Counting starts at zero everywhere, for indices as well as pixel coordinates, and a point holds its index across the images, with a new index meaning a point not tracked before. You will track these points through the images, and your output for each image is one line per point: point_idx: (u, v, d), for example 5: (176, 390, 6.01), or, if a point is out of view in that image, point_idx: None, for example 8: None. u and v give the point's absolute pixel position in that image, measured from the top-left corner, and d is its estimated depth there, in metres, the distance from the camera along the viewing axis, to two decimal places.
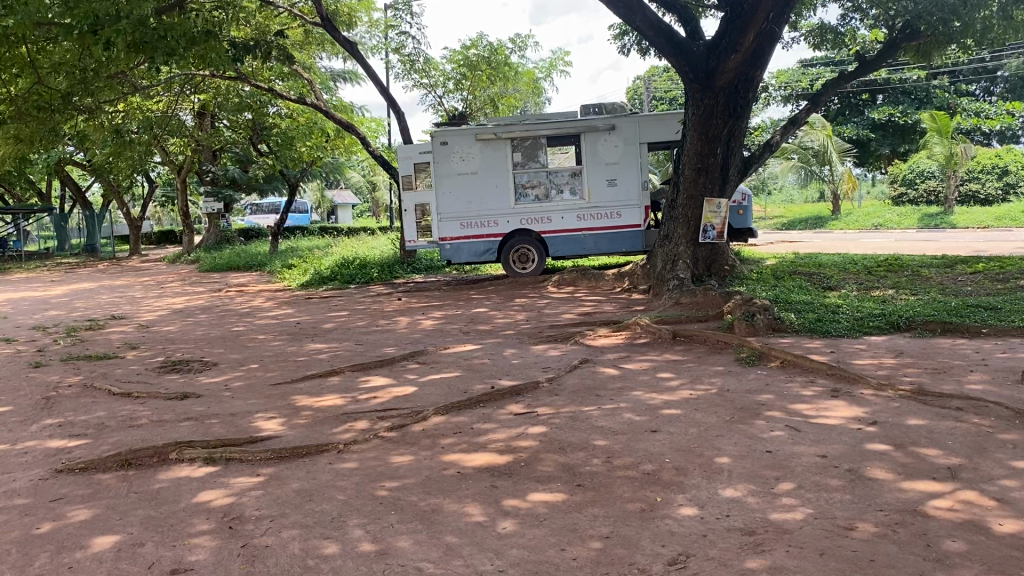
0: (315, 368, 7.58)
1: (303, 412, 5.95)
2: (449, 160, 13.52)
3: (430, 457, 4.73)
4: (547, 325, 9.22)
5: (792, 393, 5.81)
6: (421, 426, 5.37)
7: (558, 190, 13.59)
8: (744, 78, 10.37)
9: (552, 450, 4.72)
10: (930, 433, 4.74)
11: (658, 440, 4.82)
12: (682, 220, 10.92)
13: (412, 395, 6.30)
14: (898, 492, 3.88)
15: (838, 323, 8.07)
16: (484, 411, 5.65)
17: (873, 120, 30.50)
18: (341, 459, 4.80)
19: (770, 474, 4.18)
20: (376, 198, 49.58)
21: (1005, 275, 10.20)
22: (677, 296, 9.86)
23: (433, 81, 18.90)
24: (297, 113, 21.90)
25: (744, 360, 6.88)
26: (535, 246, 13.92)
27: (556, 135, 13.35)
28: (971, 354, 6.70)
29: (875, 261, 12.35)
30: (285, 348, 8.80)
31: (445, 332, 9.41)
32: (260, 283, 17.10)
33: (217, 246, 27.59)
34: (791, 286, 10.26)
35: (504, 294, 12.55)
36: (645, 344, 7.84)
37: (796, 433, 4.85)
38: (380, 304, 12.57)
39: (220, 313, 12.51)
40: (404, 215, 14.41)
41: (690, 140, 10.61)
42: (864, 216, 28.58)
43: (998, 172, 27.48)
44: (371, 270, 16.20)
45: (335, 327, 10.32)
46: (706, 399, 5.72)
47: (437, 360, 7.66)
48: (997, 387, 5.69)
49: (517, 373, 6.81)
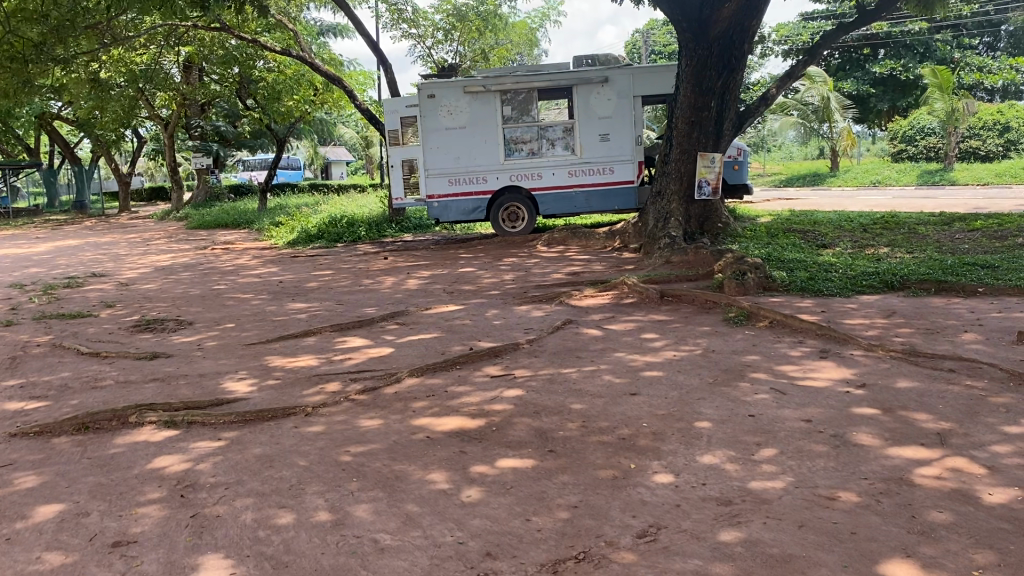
0: (292, 328, 7.37)
1: (273, 373, 5.76)
2: (437, 114, 13.18)
3: (399, 421, 4.54)
4: (534, 284, 9.02)
5: (779, 353, 5.61)
6: (394, 389, 5.18)
7: (550, 145, 13.28)
8: (739, 28, 10.02)
9: (527, 413, 4.53)
10: (920, 396, 4.56)
11: (637, 403, 4.63)
12: (675, 175, 10.62)
13: (388, 356, 6.11)
14: (885, 459, 3.69)
15: (830, 282, 7.85)
16: (460, 373, 5.47)
17: (875, 76, 30.03)
18: (307, 423, 4.60)
19: (751, 440, 4.00)
20: (369, 154, 49.03)
21: (1003, 233, 9.98)
22: (668, 255, 9.64)
23: (423, 32, 18.45)
24: (285, 66, 21.44)
25: (731, 320, 6.68)
26: (525, 204, 13.66)
27: (548, 88, 13.03)
28: (966, 314, 6.50)
29: (871, 219, 12.12)
30: (264, 308, 8.58)
31: (429, 292, 9.19)
32: (247, 241, 16.82)
33: (207, 204, 27.22)
34: (785, 244, 10.03)
35: (492, 253, 12.31)
36: (632, 304, 7.63)
37: (780, 396, 4.66)
38: (366, 263, 12.33)
39: (203, 270, 12.26)
40: (392, 170, 14.03)
41: (683, 93, 10.31)
42: (863, 173, 28.25)
43: (999, 128, 27.11)
44: (359, 228, 15.94)
45: (318, 286, 10.09)
46: (691, 360, 5.53)
47: (418, 320, 7.44)
48: (991, 348, 5.49)
49: (498, 334, 6.60)
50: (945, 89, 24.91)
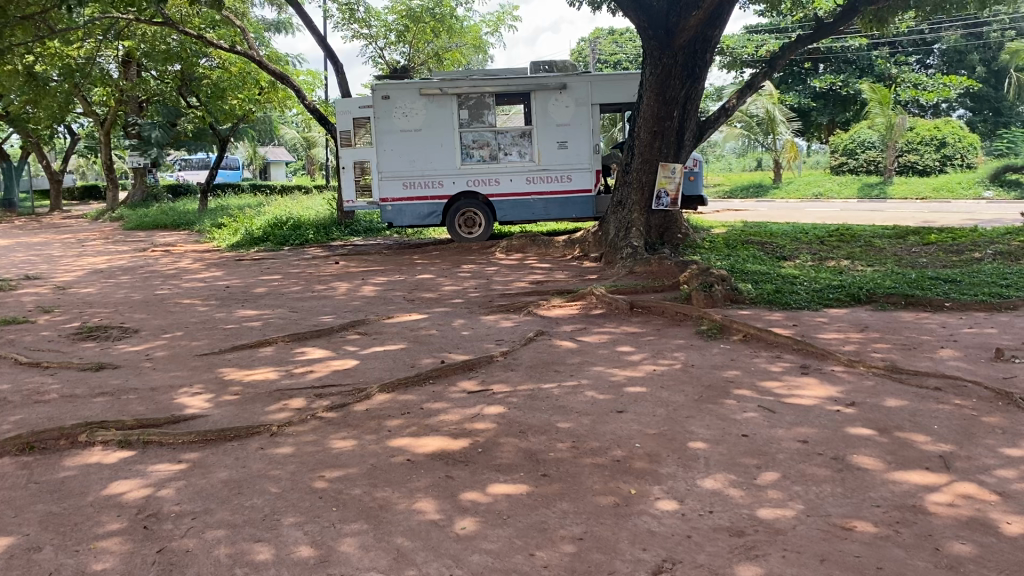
0: (247, 337, 7.00)
1: (231, 388, 5.41)
2: (392, 116, 12.90)
3: (375, 442, 4.25)
4: (497, 293, 8.79)
5: (761, 369, 5.48)
6: (365, 406, 4.89)
7: (506, 152, 13.08)
8: (702, 38, 9.95)
9: (511, 433, 4.31)
10: (912, 415, 4.46)
11: (625, 422, 4.43)
12: (636, 185, 10.49)
13: (354, 369, 5.80)
14: (892, 483, 3.55)
15: (797, 295, 7.79)
16: (433, 389, 5.20)
17: (816, 89, 30.59)
18: (274, 443, 4.30)
19: (750, 462, 3.83)
20: (311, 156, 48.25)
21: (959, 247, 10.11)
22: (631, 265, 9.50)
23: (374, 32, 18.13)
24: (229, 62, 20.82)
25: (705, 334, 6.53)
26: (483, 210, 13.40)
27: (504, 93, 12.83)
28: (938, 329, 6.48)
29: (827, 231, 12.20)
30: (213, 314, 8.17)
31: (388, 300, 8.88)
32: (189, 243, 16.22)
33: (143, 204, 26.32)
34: (745, 255, 9.98)
35: (449, 259, 12.03)
36: (601, 315, 7.46)
37: (772, 414, 4.51)
38: (316, 268, 11.94)
39: (143, 273, 11.73)
40: (344, 172, 13.76)
41: (646, 101, 10.17)
42: (805, 185, 28.75)
43: (936, 143, 27.79)
44: (307, 232, 15.51)
45: (269, 292, 9.69)
46: (672, 376, 5.35)
47: (380, 330, 7.15)
48: (971, 365, 5.45)
49: (467, 346, 6.36)
50: (884, 104, 25.54)
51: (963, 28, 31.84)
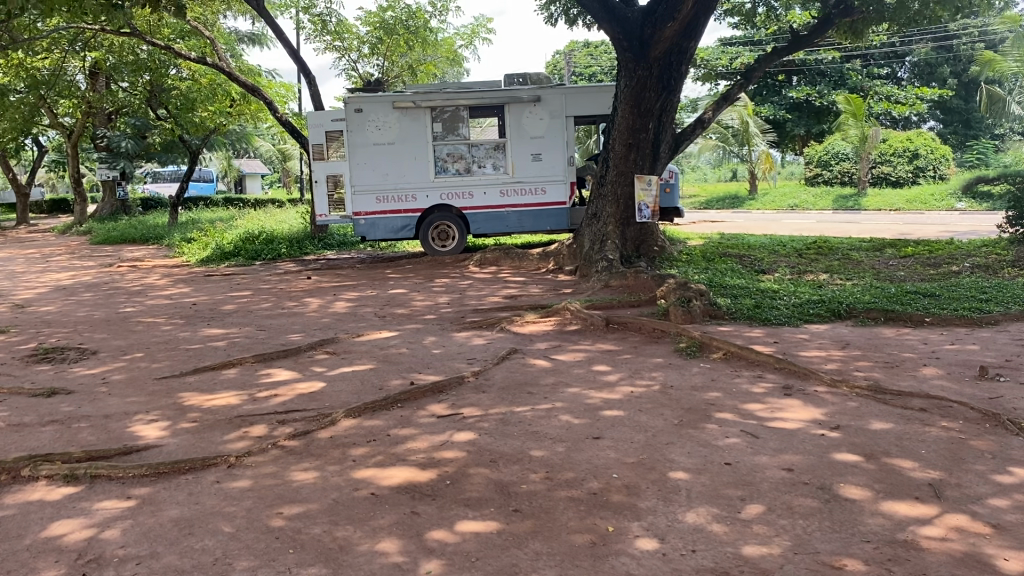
0: (210, 358, 6.74)
1: (189, 414, 5.15)
2: (364, 130, 12.69)
3: (338, 474, 4.03)
4: (471, 309, 8.58)
5: (742, 390, 5.30)
6: (330, 433, 4.66)
7: (480, 165, 12.89)
8: (677, 50, 9.84)
9: (482, 463, 4.10)
10: (899, 440, 4.29)
11: (602, 450, 4.24)
12: (612, 197, 10.31)
13: (320, 393, 5.56)
14: (881, 515, 3.38)
15: (777, 310, 7.65)
16: (402, 413, 4.98)
17: (791, 101, 30.73)
18: (230, 476, 4.05)
19: (733, 493, 3.64)
20: (286, 168, 47.88)
21: (936, 260, 10.03)
22: (606, 279, 9.33)
23: (347, 45, 17.91)
24: (199, 73, 20.47)
25: (683, 352, 6.36)
26: (456, 222, 13.20)
27: (478, 105, 12.65)
28: (920, 346, 6.34)
29: (804, 243, 12.10)
30: (176, 334, 7.89)
31: (359, 317, 8.64)
32: (157, 258, 15.86)
33: (113, 217, 25.86)
34: (723, 269, 9.83)
35: (422, 273, 11.81)
36: (576, 332, 7.27)
37: (754, 440, 4.33)
38: (287, 283, 11.67)
39: (107, 290, 11.40)
40: (317, 186, 13.40)
41: (620, 113, 10.02)
42: (780, 196, 28.85)
43: (909, 155, 27.96)
44: (279, 246, 15.24)
45: (236, 309, 9.41)
46: (650, 398, 5.16)
47: (349, 349, 6.91)
48: (955, 383, 5.31)
49: (438, 366, 6.14)
50: (858, 117, 25.68)
51: (933, 42, 32.15)
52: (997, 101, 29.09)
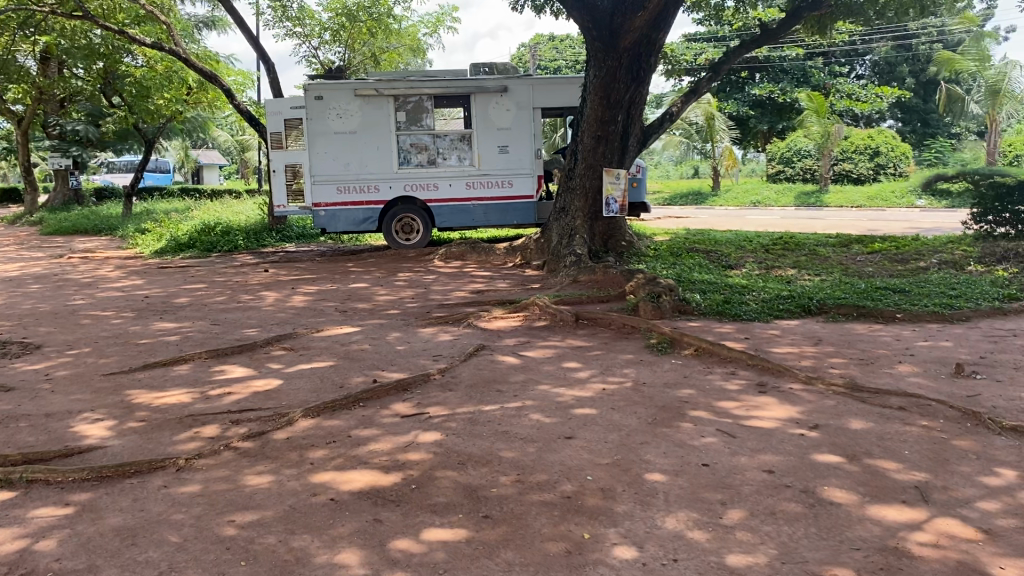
0: (161, 354, 6.43)
1: (136, 413, 4.86)
2: (325, 117, 12.40)
3: (295, 478, 3.79)
4: (435, 304, 8.35)
5: (716, 387, 5.14)
6: (287, 434, 4.41)
7: (445, 156, 12.65)
8: (647, 41, 9.67)
9: (449, 466, 3.88)
10: (880, 440, 4.16)
11: (574, 451, 4.04)
12: (580, 191, 10.16)
13: (277, 391, 5.30)
14: (868, 521, 3.22)
15: (747, 306, 7.52)
16: (364, 413, 4.74)
17: (754, 97, 30.79)
18: (178, 481, 3.79)
19: (714, 497, 3.46)
20: (245, 159, 47.07)
21: (903, 256, 10.00)
22: (574, 273, 9.16)
23: (309, 31, 17.56)
24: (155, 60, 19.89)
25: (654, 348, 6.19)
26: (420, 215, 12.95)
27: (443, 95, 12.41)
28: (893, 343, 6.25)
29: (771, 239, 12.04)
30: (127, 328, 7.55)
31: (319, 311, 8.36)
32: (110, 249, 15.35)
33: (66, 208, 25.14)
34: (692, 264, 9.71)
35: (385, 267, 11.54)
36: (544, 328, 7.07)
37: (731, 439, 4.16)
38: (244, 276, 11.33)
39: (56, 282, 10.96)
40: (274, 175, 12.90)
41: (589, 105, 9.84)
42: (743, 193, 28.96)
43: (870, 152, 28.21)
44: (237, 238, 14.85)
45: (191, 302, 9.07)
46: (623, 396, 4.99)
47: (308, 345, 6.64)
48: (932, 381, 5.20)
49: (402, 363, 5.91)
50: (821, 114, 25.82)
51: (893, 41, 32.42)
52: (956, 100, 29.45)
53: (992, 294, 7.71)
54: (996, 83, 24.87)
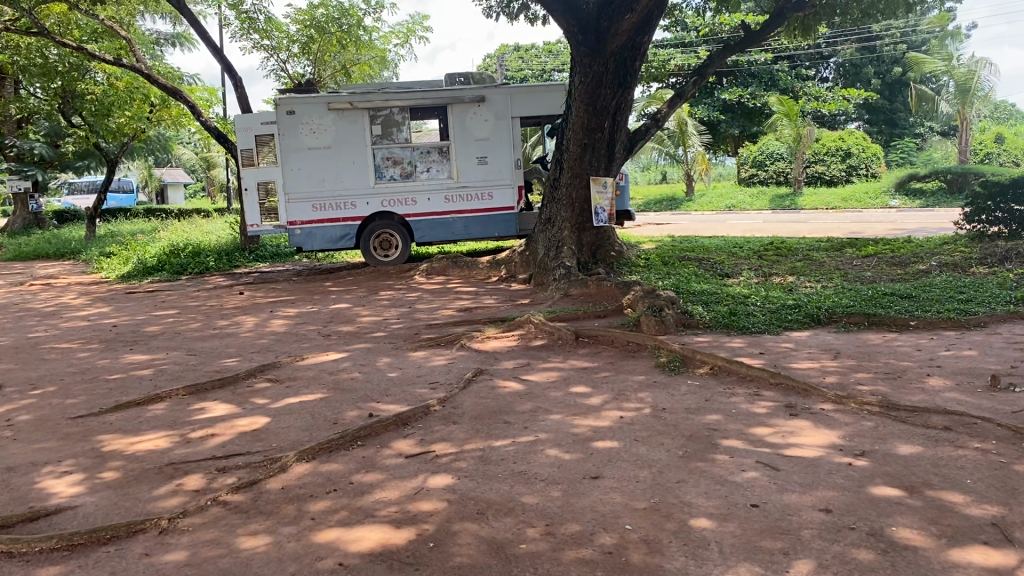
0: (134, 391, 5.92)
1: (110, 463, 4.38)
2: (297, 133, 11.93)
3: (295, 539, 3.34)
4: (424, 325, 7.91)
5: (742, 411, 4.77)
6: (280, 483, 3.96)
7: (423, 168, 12.23)
8: (632, 45, 9.35)
9: (467, 516, 3.46)
10: (935, 466, 3.80)
11: (606, 493, 3.64)
12: (566, 202, 9.79)
13: (264, 430, 4.84)
14: (955, 570, 2.85)
15: (753, 317, 7.16)
16: (362, 455, 4.30)
17: (723, 102, 30.58)
18: (161, 546, 3.33)
19: (773, 546, 3.08)
20: (208, 175, 46.15)
21: (901, 258, 9.76)
22: (565, 287, 8.77)
23: (276, 44, 17.14)
24: (115, 76, 19.23)
25: (664, 367, 5.80)
26: (398, 230, 12.52)
27: (418, 106, 11.99)
28: (914, 353, 5.93)
29: (760, 244, 11.76)
30: (95, 362, 7.02)
31: (300, 336, 7.88)
32: (73, 274, 14.70)
33: (25, 231, 24.28)
34: (686, 273, 9.37)
35: (364, 285, 11.09)
36: (542, 348, 6.66)
37: (775, 473, 3.78)
38: (217, 299, 10.80)
39: (16, 313, 10.35)
40: (246, 194, 12.38)
41: (575, 111, 9.50)
42: (717, 198, 28.78)
43: (841, 154, 28.19)
44: (206, 259, 14.29)
45: (162, 331, 8.54)
46: (644, 424, 4.59)
47: (293, 376, 6.17)
48: (968, 396, 4.88)
49: (397, 393, 5.47)
50: (792, 117, 25.71)
51: (857, 42, 32.36)
52: (925, 100, 29.49)
53: (1002, 298, 7.44)
54: (966, 82, 24.93)
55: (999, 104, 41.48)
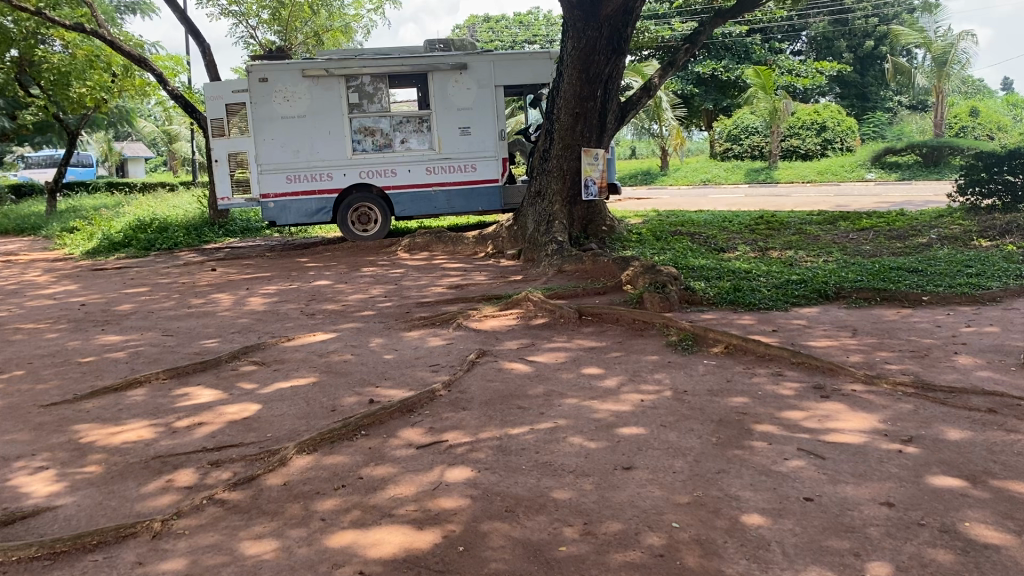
0: (110, 376, 5.50)
1: (89, 457, 3.98)
2: (270, 101, 11.45)
3: (307, 544, 2.99)
4: (414, 302, 7.54)
5: (770, 393, 4.48)
6: (282, 478, 3.60)
7: (403, 139, 11.79)
8: (626, 9, 8.98)
9: (494, 515, 3.14)
10: (992, 453, 3.55)
11: (645, 487, 3.33)
12: (557, 173, 9.44)
13: (257, 419, 4.47)
14: None
15: (759, 293, 6.88)
16: (368, 446, 3.95)
17: (696, 76, 30.26)
18: (155, 554, 2.96)
19: (841, 546, 2.80)
20: (171, 150, 44.96)
21: (898, 232, 9.57)
22: (559, 263, 8.45)
23: (245, 10, 16.55)
24: (75, 44, 18.40)
25: (677, 346, 5.50)
26: (377, 204, 12.09)
27: (397, 74, 11.55)
28: (935, 330, 5.69)
29: (750, 218, 11.51)
30: (65, 344, 6.57)
31: (283, 315, 7.47)
32: (35, 251, 14.06)
33: None
34: (681, 248, 9.09)
35: (344, 261, 10.68)
36: (544, 326, 6.33)
37: (823, 462, 3.50)
38: (190, 276, 10.32)
39: None
40: (216, 166, 11.76)
41: (567, 79, 9.14)
42: (692, 172, 28.56)
43: (816, 127, 28.01)
44: (175, 234, 13.73)
45: (134, 310, 8.08)
46: (668, 408, 4.29)
47: (282, 358, 5.79)
48: (1004, 375, 4.64)
49: (397, 377, 5.12)
50: (768, 90, 25.43)
51: (829, 15, 32.18)
52: (900, 73, 29.38)
53: (1012, 271, 7.24)
54: (943, 54, 24.88)
55: (969, 77, 41.57)
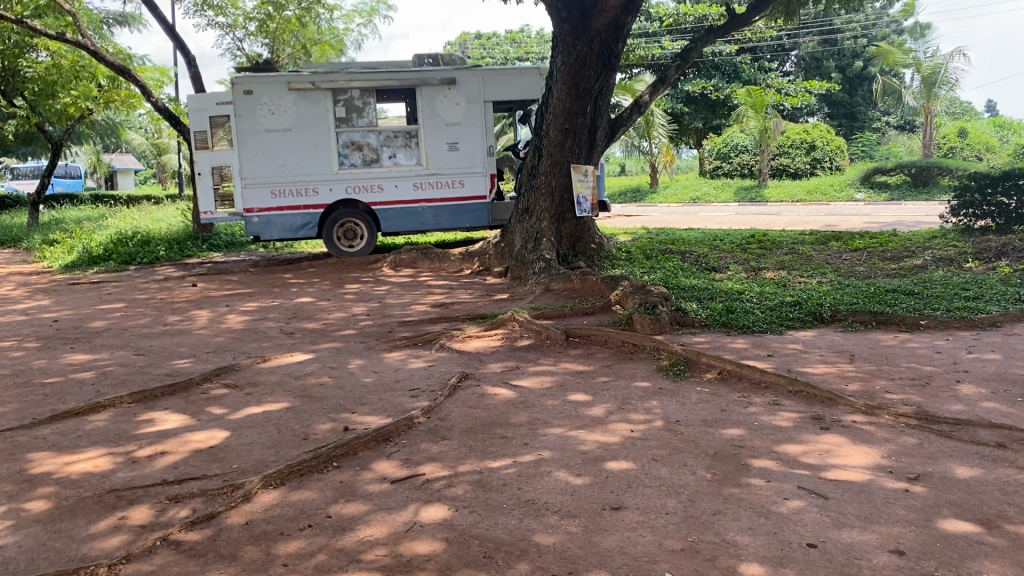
0: (73, 398, 5.23)
1: (38, 490, 3.70)
2: (254, 114, 11.18)
3: None
4: (397, 322, 7.29)
5: (766, 425, 4.25)
6: (244, 516, 3.34)
7: (390, 153, 11.56)
8: (617, 25, 8.79)
9: (471, 561, 2.89)
10: (1004, 493, 3.33)
11: (635, 530, 3.08)
12: (545, 190, 9.23)
13: (224, 448, 4.20)
14: None
15: (753, 315, 6.67)
16: (339, 480, 3.69)
17: (686, 94, 30.21)
18: None
19: None
20: (159, 162, 44.60)
21: (892, 252, 9.39)
22: (546, 281, 8.23)
23: (232, 21, 16.33)
24: (60, 54, 18.13)
25: (669, 371, 5.27)
26: (363, 220, 11.83)
27: (385, 88, 11.33)
28: (935, 356, 5.48)
29: (742, 237, 11.32)
30: (30, 363, 6.28)
31: (261, 334, 7.21)
32: (11, 264, 13.72)
33: None
34: (672, 267, 8.88)
35: (327, 278, 10.42)
36: (529, 348, 6.09)
37: (825, 503, 3.27)
38: (168, 292, 10.04)
39: None
40: (199, 178, 11.61)
41: (556, 94, 8.94)
42: (682, 189, 28.46)
43: (806, 146, 27.93)
44: (156, 248, 13.44)
45: (107, 327, 7.79)
46: (660, 441, 4.05)
47: (255, 380, 5.53)
48: (1010, 406, 4.43)
49: (375, 402, 4.86)
50: (758, 109, 25.25)
51: (819, 34, 32.27)
52: (889, 93, 29.38)
53: (1010, 295, 7.05)
54: (932, 75, 24.86)
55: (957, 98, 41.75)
